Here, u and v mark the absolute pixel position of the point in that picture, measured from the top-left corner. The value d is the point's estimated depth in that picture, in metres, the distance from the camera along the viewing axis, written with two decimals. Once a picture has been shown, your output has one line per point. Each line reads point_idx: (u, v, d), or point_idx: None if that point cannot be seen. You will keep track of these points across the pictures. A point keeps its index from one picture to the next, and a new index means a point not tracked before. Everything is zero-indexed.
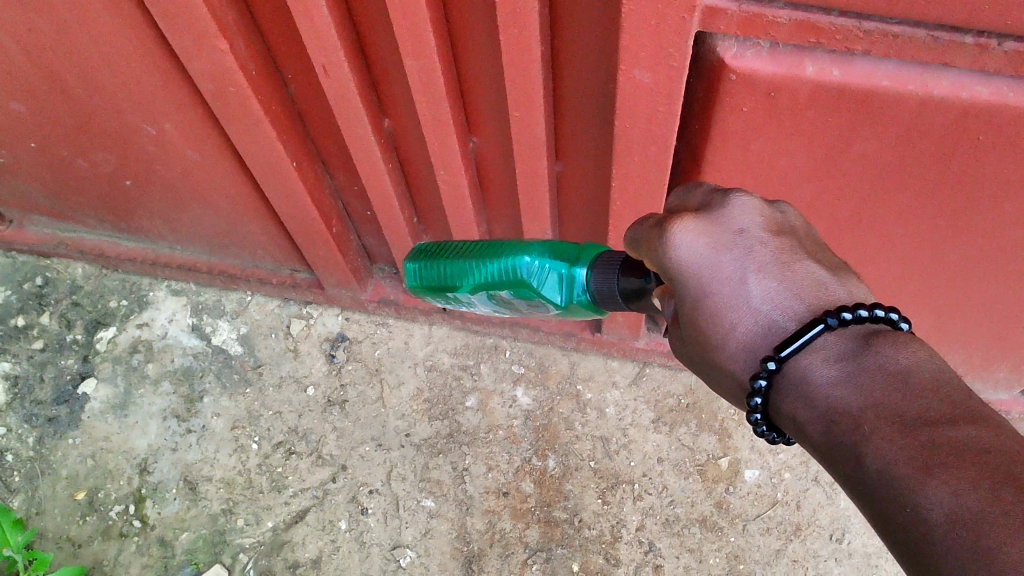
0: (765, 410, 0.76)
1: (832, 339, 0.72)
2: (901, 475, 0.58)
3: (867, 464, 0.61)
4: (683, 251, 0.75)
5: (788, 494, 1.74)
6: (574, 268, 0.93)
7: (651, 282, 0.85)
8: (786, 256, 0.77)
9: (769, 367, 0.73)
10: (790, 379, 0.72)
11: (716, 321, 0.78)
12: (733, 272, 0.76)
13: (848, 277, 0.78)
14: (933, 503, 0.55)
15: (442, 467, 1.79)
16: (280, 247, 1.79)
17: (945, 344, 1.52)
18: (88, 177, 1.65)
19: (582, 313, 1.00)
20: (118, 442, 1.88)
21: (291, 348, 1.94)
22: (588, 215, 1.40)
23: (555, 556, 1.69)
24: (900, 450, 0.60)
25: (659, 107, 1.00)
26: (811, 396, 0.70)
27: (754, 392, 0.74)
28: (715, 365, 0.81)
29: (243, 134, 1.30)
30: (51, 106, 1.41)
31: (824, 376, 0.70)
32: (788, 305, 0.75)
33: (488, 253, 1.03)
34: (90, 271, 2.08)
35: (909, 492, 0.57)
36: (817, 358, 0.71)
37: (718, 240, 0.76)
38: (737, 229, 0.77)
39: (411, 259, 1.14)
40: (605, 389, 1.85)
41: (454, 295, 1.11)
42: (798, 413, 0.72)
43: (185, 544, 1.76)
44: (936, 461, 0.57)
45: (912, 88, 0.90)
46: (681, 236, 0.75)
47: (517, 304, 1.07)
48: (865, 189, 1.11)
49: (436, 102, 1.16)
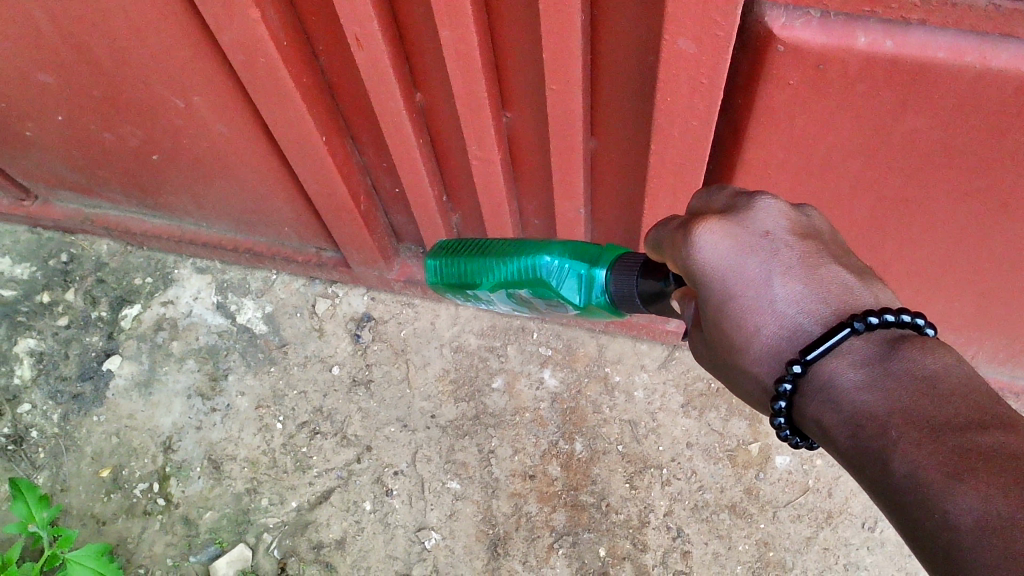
0: (788, 415, 0.76)
1: (858, 343, 0.72)
2: (928, 480, 0.59)
3: (893, 468, 0.62)
4: (708, 254, 0.75)
5: (820, 482, 1.71)
6: (594, 269, 0.92)
7: (672, 285, 0.82)
8: (812, 259, 0.77)
9: (794, 370, 0.72)
10: (815, 384, 0.72)
11: (741, 324, 0.77)
12: (759, 275, 0.76)
13: (874, 281, 0.77)
14: (963, 509, 0.56)
15: (468, 449, 1.77)
16: (307, 224, 1.77)
17: (987, 327, 1.48)
18: (114, 151, 1.63)
19: (601, 315, 0.99)
20: (142, 419, 1.87)
21: (316, 327, 1.93)
22: (622, 194, 1.37)
23: (581, 540, 1.67)
24: (927, 455, 0.60)
25: (703, 79, 0.96)
26: (838, 400, 0.70)
27: (778, 396, 0.74)
28: (736, 367, 0.81)
29: (273, 109, 1.28)
30: (78, 77, 1.39)
31: (851, 380, 0.70)
32: (815, 309, 0.75)
33: (510, 250, 1.01)
34: (115, 248, 2.06)
35: (937, 498, 0.58)
36: (843, 362, 0.71)
37: (744, 243, 0.76)
38: (763, 231, 0.77)
39: (430, 256, 1.14)
40: (634, 372, 1.82)
41: (472, 292, 1.11)
42: (823, 417, 0.72)
43: (209, 523, 1.76)
44: (964, 467, 0.57)
45: (969, 59, 0.86)
46: (706, 238, 0.75)
47: (536, 303, 1.06)
48: (910, 168, 1.07)
49: (470, 75, 1.13)
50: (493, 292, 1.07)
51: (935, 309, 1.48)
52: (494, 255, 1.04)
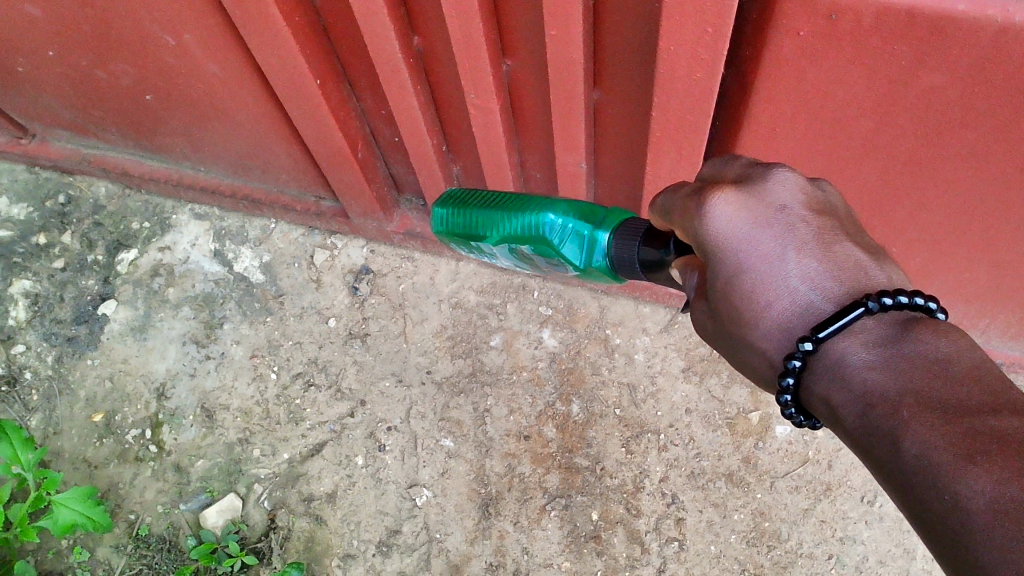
0: (795, 393, 0.71)
1: (871, 324, 0.68)
2: (939, 462, 0.56)
3: (903, 448, 0.59)
4: (722, 225, 0.71)
5: (820, 453, 1.67)
6: (597, 231, 0.87)
7: (671, 255, 0.78)
8: (828, 236, 0.73)
9: (805, 347, 0.68)
10: (826, 361, 0.68)
11: (750, 301, 0.73)
12: (773, 251, 0.72)
13: (884, 258, 0.73)
14: (974, 491, 0.53)
15: (463, 407, 1.74)
16: (304, 171, 1.73)
17: (1003, 298, 1.44)
18: (108, 90, 1.60)
19: (601, 279, 0.95)
20: (137, 365, 1.85)
21: (313, 278, 1.89)
22: (630, 147, 1.33)
23: (574, 503, 1.65)
24: (939, 435, 0.57)
25: (708, 28, 0.91)
26: (847, 379, 0.66)
27: (786, 372, 0.69)
28: (742, 341, 0.77)
29: (266, 51, 1.24)
30: (66, 11, 1.35)
31: (862, 360, 0.66)
32: (828, 287, 0.71)
33: (515, 203, 0.97)
34: (113, 190, 2.03)
35: (948, 480, 0.54)
36: (856, 341, 0.67)
37: (760, 217, 0.72)
38: (780, 205, 0.72)
39: (438, 204, 1.10)
40: (635, 335, 1.77)
41: (475, 244, 1.07)
42: (831, 397, 0.68)
43: (200, 471, 1.75)
44: (976, 448, 0.54)
45: (992, 13, 0.80)
46: (722, 207, 0.70)
47: (537, 261, 1.02)
48: (927, 129, 1.02)
49: (468, 18, 1.08)
50: (496, 246, 1.03)
51: (948, 279, 1.43)
52: (500, 207, 0.99)
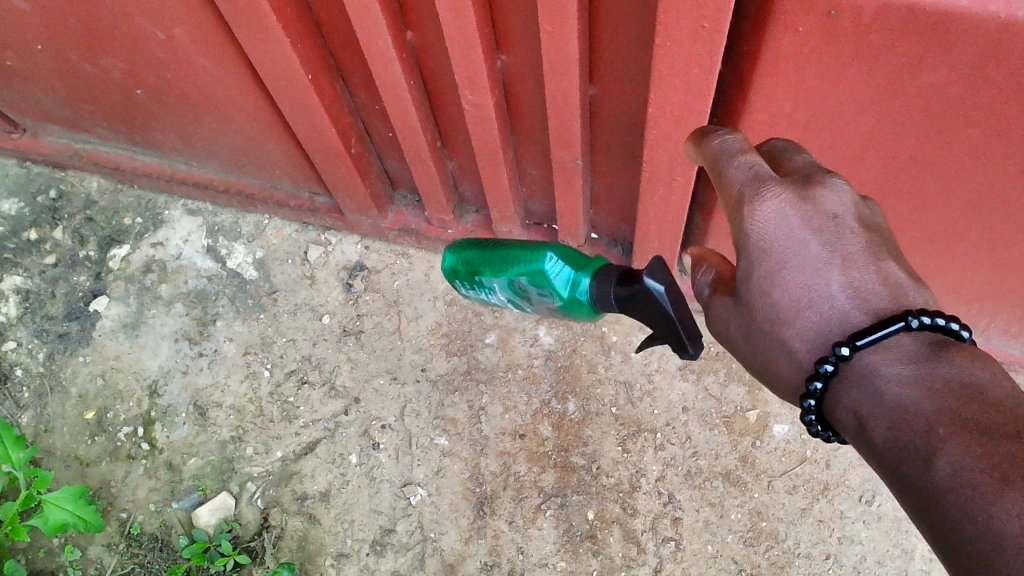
0: (820, 398, 0.76)
1: (905, 340, 0.72)
2: (971, 481, 0.58)
3: (935, 465, 0.61)
4: (767, 218, 0.79)
5: (819, 452, 1.65)
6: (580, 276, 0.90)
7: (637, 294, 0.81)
8: None
9: (840, 352, 0.73)
10: (859, 372, 0.72)
11: (777, 291, 0.81)
12: (811, 253, 0.80)
13: None
14: (1006, 511, 0.55)
15: (458, 405, 1.73)
16: (298, 167, 1.71)
17: (1003, 297, 1.42)
18: (99, 85, 1.58)
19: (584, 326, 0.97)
20: (129, 362, 1.84)
21: (307, 275, 1.87)
22: (627, 142, 1.31)
23: (570, 502, 1.64)
24: (972, 455, 0.59)
25: (705, 23, 0.90)
26: (880, 395, 0.70)
27: (816, 375, 0.74)
28: None
29: (257, 47, 1.22)
30: (55, 5, 1.33)
31: (895, 376, 0.70)
32: None
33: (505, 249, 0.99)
34: (105, 185, 2.01)
35: (980, 501, 0.57)
36: (893, 359, 0.71)
37: (806, 216, 0.80)
38: (830, 213, 0.80)
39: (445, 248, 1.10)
40: (632, 333, 1.75)
41: (478, 287, 1.07)
42: (862, 409, 0.71)
43: (193, 470, 1.73)
44: (1010, 472, 0.57)
45: (994, 10, 0.79)
46: (769, 205, 0.79)
47: (524, 307, 1.04)
48: (927, 127, 1.01)
49: (462, 13, 1.06)
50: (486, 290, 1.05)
51: (948, 278, 1.41)
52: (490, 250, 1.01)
